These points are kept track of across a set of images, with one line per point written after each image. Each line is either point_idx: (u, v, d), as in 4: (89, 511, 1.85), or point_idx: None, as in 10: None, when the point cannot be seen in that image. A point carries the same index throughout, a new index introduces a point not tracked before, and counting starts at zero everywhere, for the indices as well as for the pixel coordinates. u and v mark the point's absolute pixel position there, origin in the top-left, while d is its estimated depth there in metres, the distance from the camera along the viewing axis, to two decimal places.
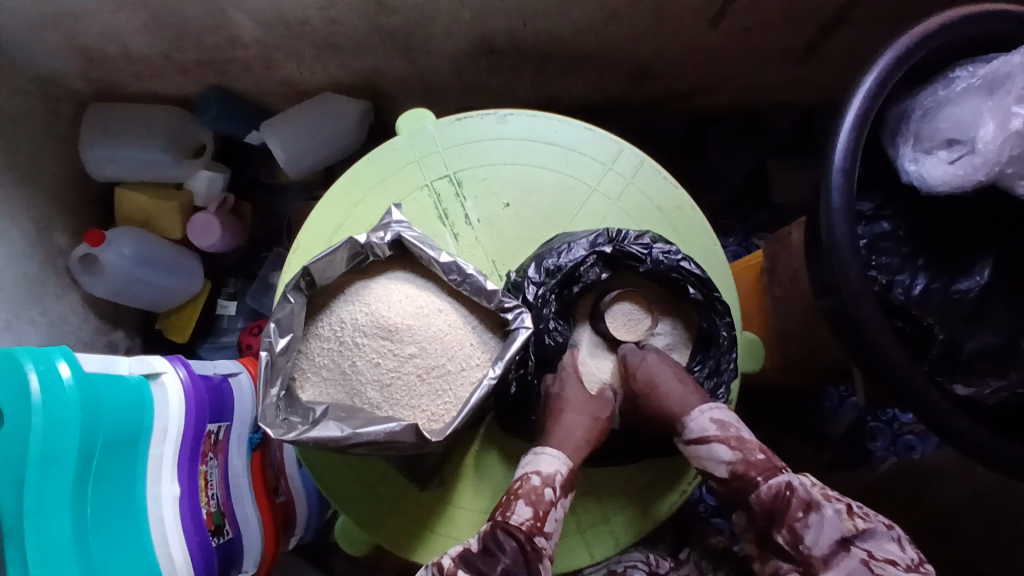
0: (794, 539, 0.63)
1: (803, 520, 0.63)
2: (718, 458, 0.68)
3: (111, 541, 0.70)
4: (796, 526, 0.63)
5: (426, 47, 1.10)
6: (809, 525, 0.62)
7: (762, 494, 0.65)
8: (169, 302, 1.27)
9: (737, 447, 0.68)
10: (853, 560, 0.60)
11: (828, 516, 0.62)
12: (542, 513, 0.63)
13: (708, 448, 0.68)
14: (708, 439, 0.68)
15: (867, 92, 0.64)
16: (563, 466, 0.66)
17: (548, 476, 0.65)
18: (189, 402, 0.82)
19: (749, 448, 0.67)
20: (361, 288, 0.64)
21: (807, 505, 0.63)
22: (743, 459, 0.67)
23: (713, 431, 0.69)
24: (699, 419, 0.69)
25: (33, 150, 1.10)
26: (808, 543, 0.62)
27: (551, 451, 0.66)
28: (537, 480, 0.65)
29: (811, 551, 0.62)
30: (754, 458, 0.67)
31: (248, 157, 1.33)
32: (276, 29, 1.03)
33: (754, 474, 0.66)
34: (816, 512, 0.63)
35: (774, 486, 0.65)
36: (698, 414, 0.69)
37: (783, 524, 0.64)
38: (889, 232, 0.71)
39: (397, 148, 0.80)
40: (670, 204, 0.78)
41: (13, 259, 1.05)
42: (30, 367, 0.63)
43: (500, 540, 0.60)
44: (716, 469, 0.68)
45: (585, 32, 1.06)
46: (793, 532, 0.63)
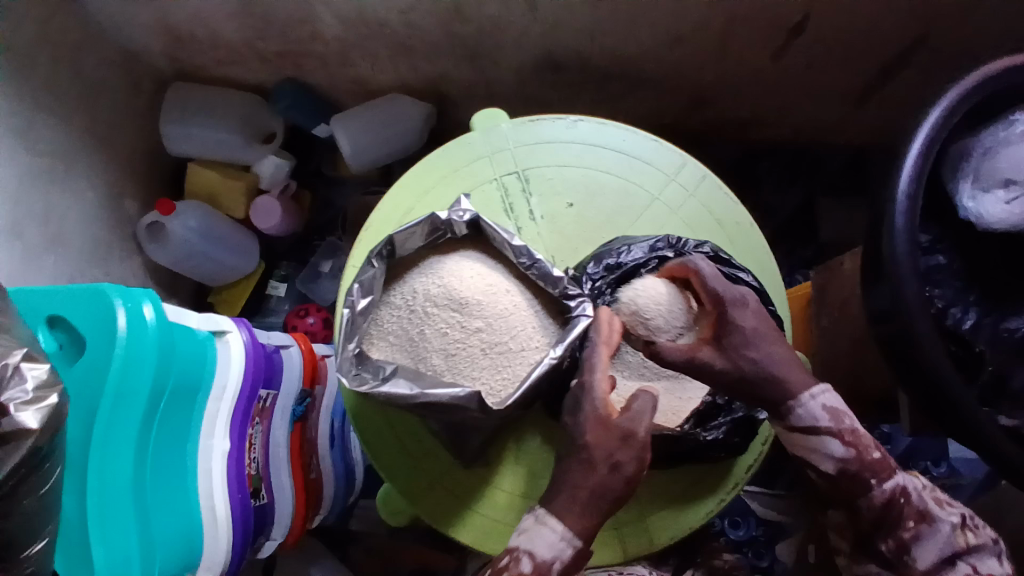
0: (901, 547, 0.68)
1: (914, 529, 0.67)
2: (829, 454, 0.68)
3: (164, 486, 0.72)
4: (905, 535, 0.68)
5: (494, 57, 1.16)
6: (919, 537, 0.67)
7: (875, 497, 0.68)
8: (223, 277, 1.32)
9: (852, 445, 0.68)
10: (959, 574, 0.66)
11: (942, 531, 0.67)
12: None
13: (820, 440, 0.68)
14: (821, 429, 0.67)
15: (933, 122, 0.67)
16: (562, 554, 0.61)
17: (543, 562, 0.61)
18: (247, 362, 0.86)
19: (866, 445, 0.68)
20: (435, 262, 0.67)
21: (921, 516, 0.68)
22: (857, 459, 0.67)
23: (825, 421, 0.68)
24: (811, 405, 0.67)
25: (113, 118, 1.17)
26: (915, 554, 0.67)
27: (550, 531, 0.61)
28: (530, 565, 0.61)
29: (916, 562, 0.67)
30: (869, 457, 0.68)
31: (313, 149, 1.39)
32: (356, 28, 1.10)
33: (870, 478, 0.68)
34: (930, 526, 0.67)
35: (887, 491, 0.67)
36: (814, 399, 0.67)
37: (892, 533, 0.68)
38: (944, 265, 0.72)
39: (471, 143, 0.84)
40: (728, 219, 0.80)
41: (86, 218, 1.11)
42: (118, 303, 0.66)
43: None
44: (824, 464, 0.68)
45: (648, 55, 1.12)
46: (900, 541, 0.68)
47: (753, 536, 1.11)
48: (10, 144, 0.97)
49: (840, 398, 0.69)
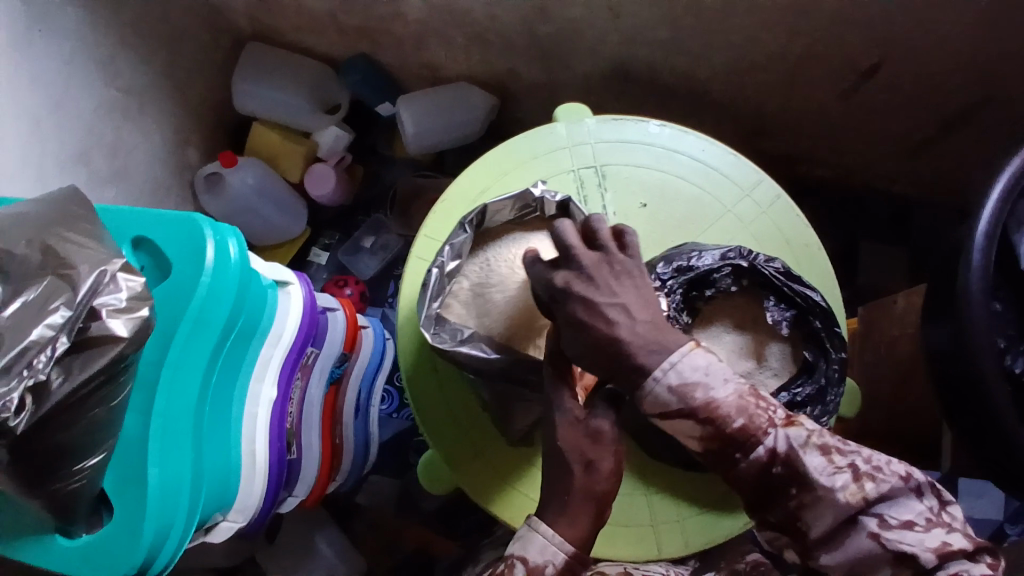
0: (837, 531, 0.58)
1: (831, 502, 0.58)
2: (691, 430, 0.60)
3: (216, 422, 0.73)
4: (792, 504, 0.59)
5: (566, 60, 1.19)
6: (807, 505, 0.58)
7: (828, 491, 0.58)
8: (269, 238, 1.32)
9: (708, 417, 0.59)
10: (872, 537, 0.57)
11: (829, 493, 0.58)
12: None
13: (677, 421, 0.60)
14: (673, 410, 0.59)
15: (1017, 168, 0.69)
16: (554, 558, 0.58)
17: (534, 567, 0.59)
18: (304, 316, 0.87)
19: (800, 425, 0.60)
20: (521, 237, 0.69)
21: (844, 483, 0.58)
22: (716, 432, 0.59)
23: (676, 400, 0.58)
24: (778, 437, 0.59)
25: (188, 67, 1.19)
26: (806, 523, 0.59)
27: (540, 538, 0.59)
28: (521, 569, 0.59)
29: (810, 530, 0.59)
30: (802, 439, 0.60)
31: (371, 125, 1.41)
32: (440, 13, 1.14)
33: (814, 476, 0.58)
34: (810, 492, 0.58)
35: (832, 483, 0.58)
36: (657, 383, 0.57)
37: (778, 501, 0.60)
38: (1001, 311, 0.76)
39: (554, 134, 0.86)
40: (798, 240, 0.81)
41: (150, 159, 1.13)
42: (208, 235, 0.67)
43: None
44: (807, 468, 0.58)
45: (717, 79, 1.14)
46: (789, 512, 0.59)
47: None
48: (91, 72, 0.99)
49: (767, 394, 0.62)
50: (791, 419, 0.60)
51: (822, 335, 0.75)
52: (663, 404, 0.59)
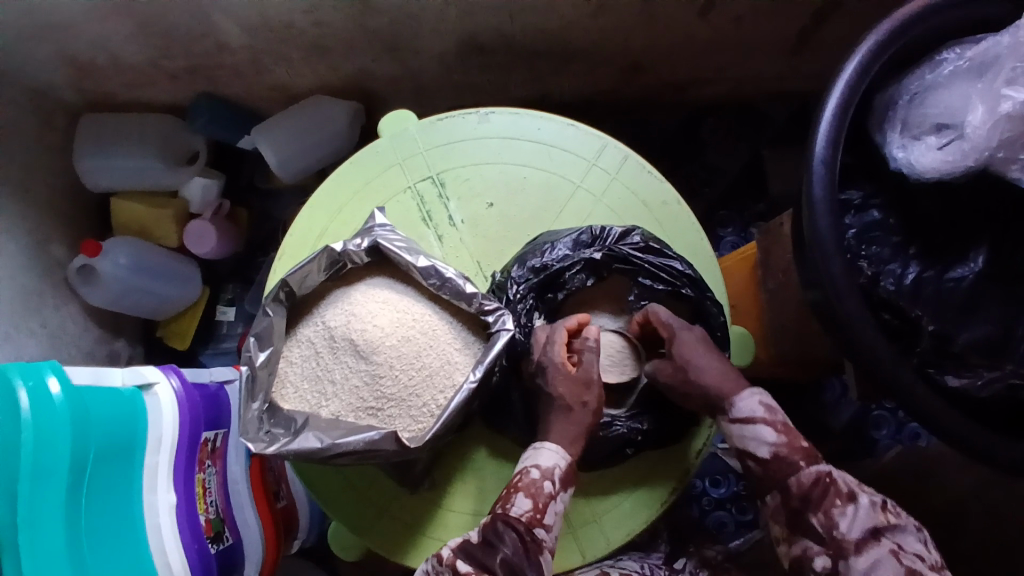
0: (829, 522, 0.64)
1: (842, 506, 0.64)
2: (761, 439, 0.68)
3: (109, 554, 0.71)
4: (833, 510, 0.64)
5: (413, 47, 1.07)
6: (846, 513, 0.63)
7: (803, 478, 0.66)
8: (167, 310, 1.28)
9: (783, 431, 0.68)
10: (882, 549, 0.61)
11: (863, 507, 0.64)
12: (542, 505, 0.65)
13: (754, 428, 0.68)
14: (752, 417, 0.69)
15: (849, 78, 0.63)
16: (562, 460, 0.67)
17: (547, 470, 0.67)
18: (182, 410, 0.83)
19: (796, 434, 0.68)
20: (342, 295, 0.65)
21: (848, 495, 0.64)
22: (788, 443, 0.68)
23: (760, 412, 0.69)
24: (749, 399, 0.69)
25: (29, 163, 1.10)
26: (842, 528, 0.63)
27: (550, 445, 0.68)
28: (537, 473, 0.66)
29: (845, 536, 0.63)
30: (799, 444, 0.68)
31: (242, 163, 1.33)
32: (262, 34, 1.01)
33: (798, 459, 0.67)
34: (855, 502, 0.64)
35: (814, 472, 0.66)
36: (752, 393, 0.69)
37: (820, 506, 0.64)
38: (879, 220, 0.69)
39: (379, 151, 0.80)
40: (656, 200, 0.79)
41: (12, 272, 1.05)
42: (19, 384, 0.64)
43: (502, 531, 0.62)
44: (760, 449, 0.68)
45: (572, 26, 1.03)
46: (828, 516, 0.64)
47: (735, 493, 1.10)
48: None
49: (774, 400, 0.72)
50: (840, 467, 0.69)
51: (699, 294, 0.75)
52: (750, 410, 0.69)
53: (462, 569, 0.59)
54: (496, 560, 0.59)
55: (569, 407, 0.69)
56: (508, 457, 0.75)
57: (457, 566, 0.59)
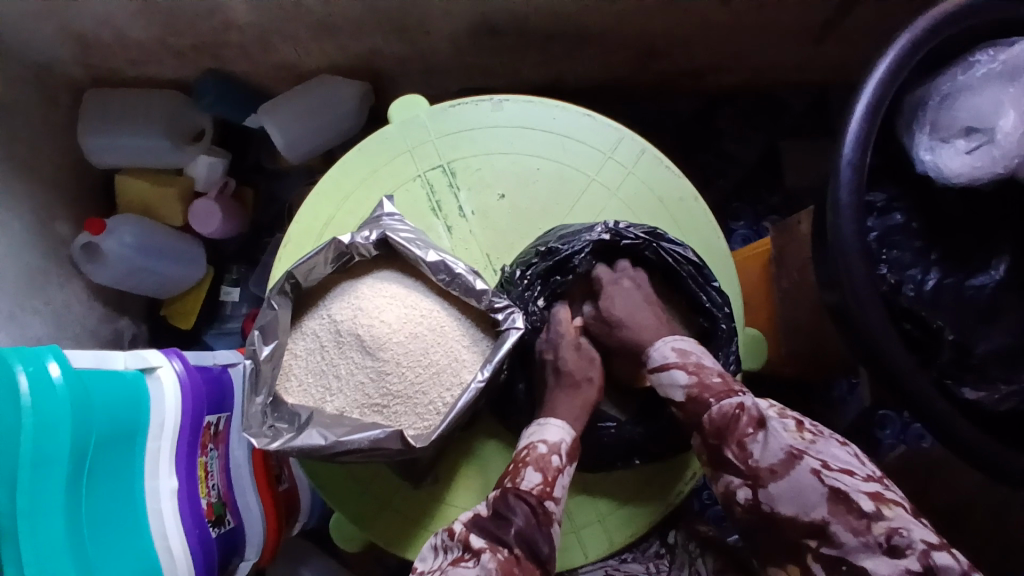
0: (743, 453, 0.63)
1: (753, 435, 0.63)
2: (677, 383, 0.67)
3: (110, 540, 0.71)
4: (745, 439, 0.63)
5: (424, 27, 1.04)
6: (757, 440, 0.62)
7: (715, 415, 0.64)
8: (171, 289, 1.27)
9: (694, 371, 0.66)
10: (804, 470, 0.61)
11: (775, 431, 0.63)
12: (551, 478, 0.64)
13: (669, 374, 0.67)
14: (665, 363, 0.68)
15: (880, 80, 0.61)
16: (567, 435, 0.67)
17: (554, 444, 0.66)
18: (185, 395, 0.83)
19: (708, 372, 0.66)
20: (349, 287, 0.64)
21: (758, 422, 0.63)
22: (699, 382, 0.66)
23: (674, 358, 0.68)
24: (661, 347, 0.69)
25: (33, 139, 1.08)
26: (756, 456, 0.62)
27: (556, 422, 0.68)
28: (544, 448, 0.66)
29: (759, 464, 0.62)
30: (711, 382, 0.66)
31: (248, 141, 1.31)
32: (270, 12, 0.98)
33: (709, 397, 0.65)
34: (766, 428, 0.63)
35: (726, 407, 0.64)
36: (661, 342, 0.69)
37: (733, 439, 0.63)
38: (902, 224, 0.67)
39: (389, 138, 0.78)
40: (672, 195, 0.77)
41: (16, 250, 1.04)
42: (19, 369, 0.63)
43: (513, 504, 0.61)
44: (675, 393, 0.67)
45: (589, 10, 1.00)
46: (742, 447, 0.63)
47: None
48: None
49: (695, 342, 0.71)
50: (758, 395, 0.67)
51: (696, 288, 0.73)
52: (665, 356, 0.68)
53: (476, 542, 0.59)
54: (510, 534, 0.59)
55: (575, 381, 0.71)
56: (514, 453, 0.74)
57: (471, 541, 0.59)
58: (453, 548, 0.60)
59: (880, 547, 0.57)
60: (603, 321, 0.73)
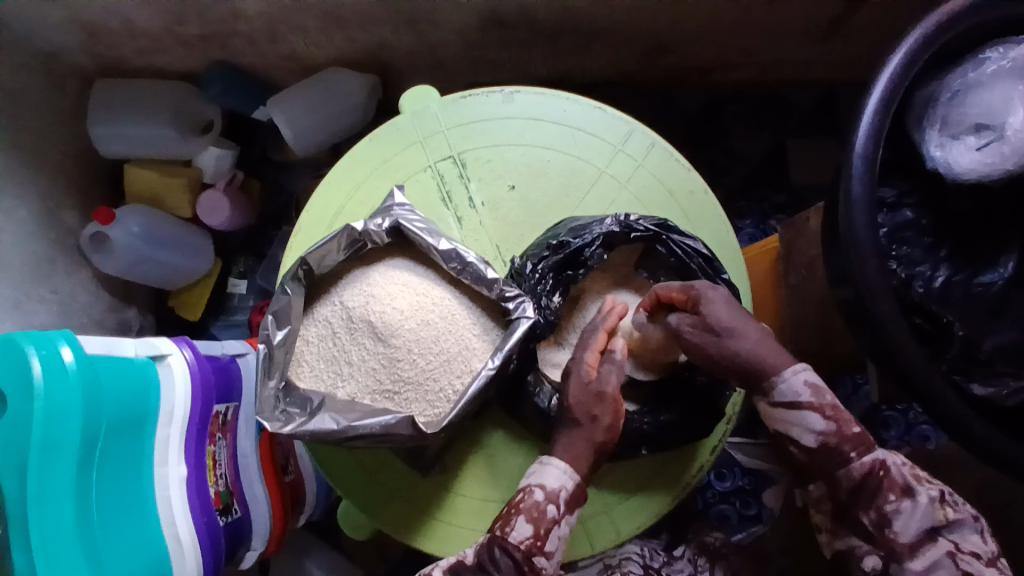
0: (882, 521, 0.65)
1: (895, 503, 0.65)
2: (809, 427, 0.66)
3: (119, 526, 0.71)
4: (886, 507, 0.65)
5: (434, 20, 1.04)
6: (901, 511, 0.65)
7: (852, 471, 0.66)
8: (178, 280, 1.27)
9: (832, 418, 0.66)
10: (938, 550, 0.64)
11: (922, 504, 0.65)
12: (543, 531, 0.64)
13: (800, 415, 0.66)
14: (801, 403, 0.66)
15: (892, 73, 0.61)
16: (569, 482, 0.66)
17: (552, 492, 0.65)
18: (194, 383, 0.83)
19: (847, 421, 0.66)
20: (360, 274, 0.64)
21: (904, 490, 0.65)
22: (837, 432, 0.66)
23: (807, 397, 0.66)
24: (792, 381, 0.66)
25: (41, 127, 1.08)
26: (895, 528, 0.65)
27: (557, 465, 0.66)
28: (541, 495, 0.65)
29: (896, 536, 0.65)
30: (848, 429, 0.66)
31: (256, 134, 1.31)
32: (280, 2, 0.98)
33: (850, 451, 0.66)
34: (911, 499, 0.65)
35: (867, 464, 0.66)
36: (794, 373, 0.65)
37: (871, 505, 0.66)
38: (912, 220, 0.68)
39: (400, 129, 0.79)
40: (682, 188, 0.78)
41: (24, 238, 1.04)
42: (31, 352, 0.64)
43: (497, 558, 0.62)
44: (806, 438, 0.66)
45: (599, 5, 1.00)
46: (881, 514, 0.65)
47: (740, 486, 1.09)
48: None
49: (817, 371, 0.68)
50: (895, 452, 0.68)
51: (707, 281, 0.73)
52: (796, 393, 0.66)
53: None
54: None
55: (582, 418, 0.67)
56: (522, 443, 0.75)
57: None
58: None
59: None
60: (705, 331, 0.67)
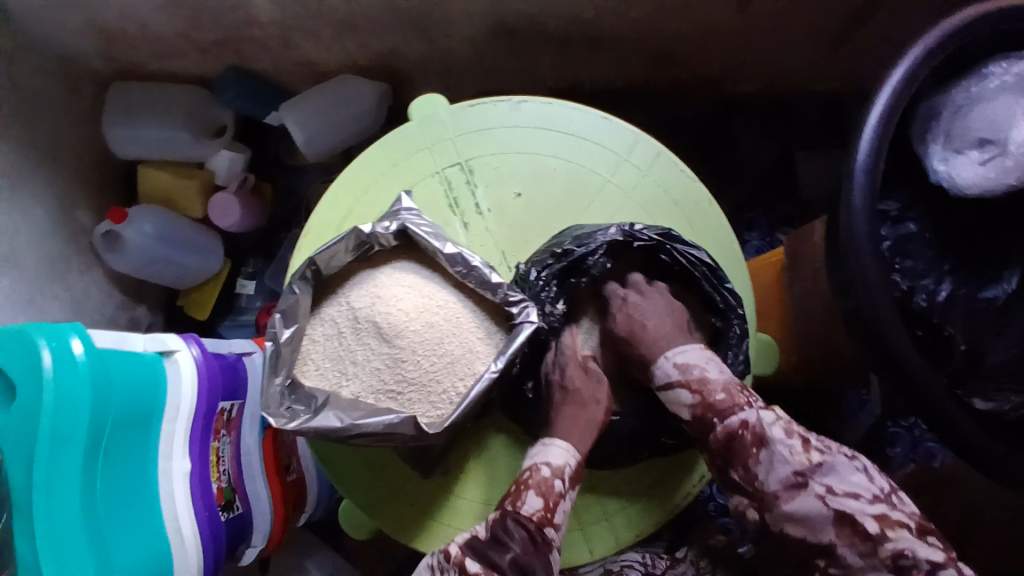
0: (749, 475, 0.65)
1: (755, 456, 0.65)
2: (681, 402, 0.68)
3: (122, 519, 0.72)
4: (749, 461, 0.65)
5: (445, 28, 1.05)
6: (762, 462, 0.64)
7: (718, 435, 0.66)
8: (189, 280, 1.29)
9: (697, 390, 0.67)
10: (809, 496, 0.62)
11: (781, 453, 0.64)
12: (552, 503, 0.65)
13: (673, 392, 0.69)
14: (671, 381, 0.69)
15: (894, 87, 0.62)
16: (571, 459, 0.67)
17: (558, 468, 0.66)
18: (200, 380, 0.84)
19: (711, 390, 0.67)
20: (368, 275, 0.65)
21: (760, 440, 0.65)
22: (702, 402, 0.67)
23: (676, 376, 0.69)
24: (664, 364, 0.69)
25: (58, 128, 1.10)
26: (761, 479, 0.64)
27: (560, 444, 0.68)
28: (547, 471, 0.66)
29: (765, 487, 0.64)
30: (714, 400, 0.66)
31: (268, 137, 1.33)
32: (294, 9, 1.00)
33: (713, 418, 0.66)
34: (768, 449, 0.64)
35: (728, 426, 0.66)
36: (664, 359, 0.69)
37: (738, 461, 0.65)
38: (915, 233, 0.69)
39: (409, 134, 0.80)
40: (686, 198, 0.79)
41: (38, 236, 1.06)
42: (43, 345, 0.65)
43: (510, 529, 0.62)
44: (681, 411, 0.68)
45: (608, 15, 1.01)
46: (747, 469, 0.65)
47: None
48: None
49: (701, 352, 0.70)
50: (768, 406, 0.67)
51: (709, 288, 0.74)
52: (666, 374, 0.69)
53: (472, 567, 0.59)
54: (505, 560, 0.60)
55: (582, 401, 0.70)
56: (523, 447, 0.75)
57: (466, 565, 0.60)
58: (449, 570, 0.60)
59: (886, 567, 0.60)
60: (614, 338, 0.74)
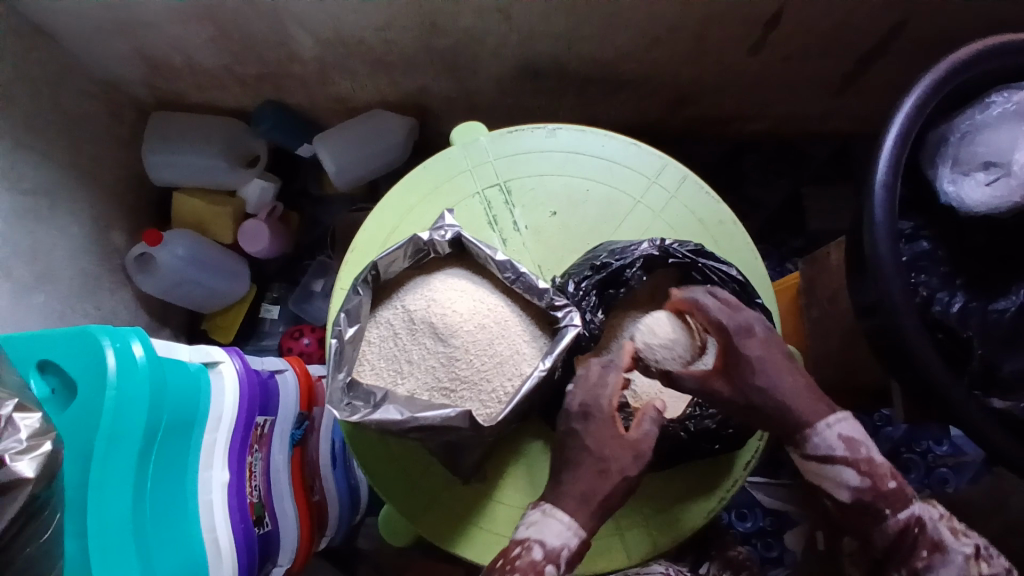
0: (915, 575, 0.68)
1: (928, 558, 0.68)
2: (844, 482, 0.69)
3: (163, 523, 0.73)
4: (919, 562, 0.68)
5: (474, 67, 1.12)
6: (933, 564, 0.68)
7: (888, 528, 0.69)
8: (214, 304, 1.32)
9: (866, 473, 0.69)
10: None
11: (953, 559, 0.68)
12: None
13: (835, 469, 0.70)
14: (835, 458, 0.69)
15: (908, 113, 0.68)
16: (569, 542, 0.67)
17: (553, 551, 0.66)
18: (241, 390, 0.87)
19: (882, 476, 0.69)
20: (422, 281, 0.70)
21: (935, 546, 0.68)
22: (871, 486, 0.69)
23: (841, 449, 0.70)
24: (828, 435, 0.69)
25: (100, 154, 1.16)
26: None
27: (558, 524, 0.67)
28: (539, 554, 0.66)
29: None
30: (884, 486, 0.69)
31: (297, 168, 1.39)
32: (333, 47, 1.07)
33: (885, 507, 0.69)
34: (941, 554, 0.68)
35: (903, 520, 0.69)
36: (825, 429, 0.69)
37: (905, 558, 0.69)
38: (929, 250, 0.73)
39: (452, 157, 0.85)
40: (712, 219, 0.84)
41: (75, 254, 1.10)
42: (107, 344, 0.67)
43: None
44: (841, 492, 0.70)
45: (627, 58, 1.09)
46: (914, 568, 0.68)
47: (761, 527, 1.10)
48: None
49: (859, 427, 0.71)
50: (931, 504, 0.71)
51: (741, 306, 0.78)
52: (830, 446, 0.69)
53: None
54: None
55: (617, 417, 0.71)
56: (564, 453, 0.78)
57: None
58: None
59: None
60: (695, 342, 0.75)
